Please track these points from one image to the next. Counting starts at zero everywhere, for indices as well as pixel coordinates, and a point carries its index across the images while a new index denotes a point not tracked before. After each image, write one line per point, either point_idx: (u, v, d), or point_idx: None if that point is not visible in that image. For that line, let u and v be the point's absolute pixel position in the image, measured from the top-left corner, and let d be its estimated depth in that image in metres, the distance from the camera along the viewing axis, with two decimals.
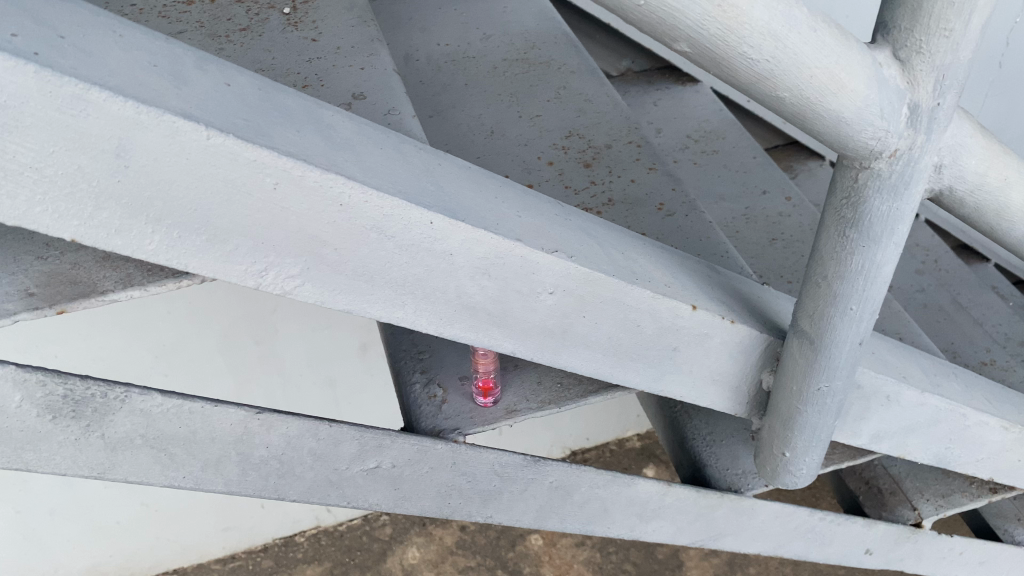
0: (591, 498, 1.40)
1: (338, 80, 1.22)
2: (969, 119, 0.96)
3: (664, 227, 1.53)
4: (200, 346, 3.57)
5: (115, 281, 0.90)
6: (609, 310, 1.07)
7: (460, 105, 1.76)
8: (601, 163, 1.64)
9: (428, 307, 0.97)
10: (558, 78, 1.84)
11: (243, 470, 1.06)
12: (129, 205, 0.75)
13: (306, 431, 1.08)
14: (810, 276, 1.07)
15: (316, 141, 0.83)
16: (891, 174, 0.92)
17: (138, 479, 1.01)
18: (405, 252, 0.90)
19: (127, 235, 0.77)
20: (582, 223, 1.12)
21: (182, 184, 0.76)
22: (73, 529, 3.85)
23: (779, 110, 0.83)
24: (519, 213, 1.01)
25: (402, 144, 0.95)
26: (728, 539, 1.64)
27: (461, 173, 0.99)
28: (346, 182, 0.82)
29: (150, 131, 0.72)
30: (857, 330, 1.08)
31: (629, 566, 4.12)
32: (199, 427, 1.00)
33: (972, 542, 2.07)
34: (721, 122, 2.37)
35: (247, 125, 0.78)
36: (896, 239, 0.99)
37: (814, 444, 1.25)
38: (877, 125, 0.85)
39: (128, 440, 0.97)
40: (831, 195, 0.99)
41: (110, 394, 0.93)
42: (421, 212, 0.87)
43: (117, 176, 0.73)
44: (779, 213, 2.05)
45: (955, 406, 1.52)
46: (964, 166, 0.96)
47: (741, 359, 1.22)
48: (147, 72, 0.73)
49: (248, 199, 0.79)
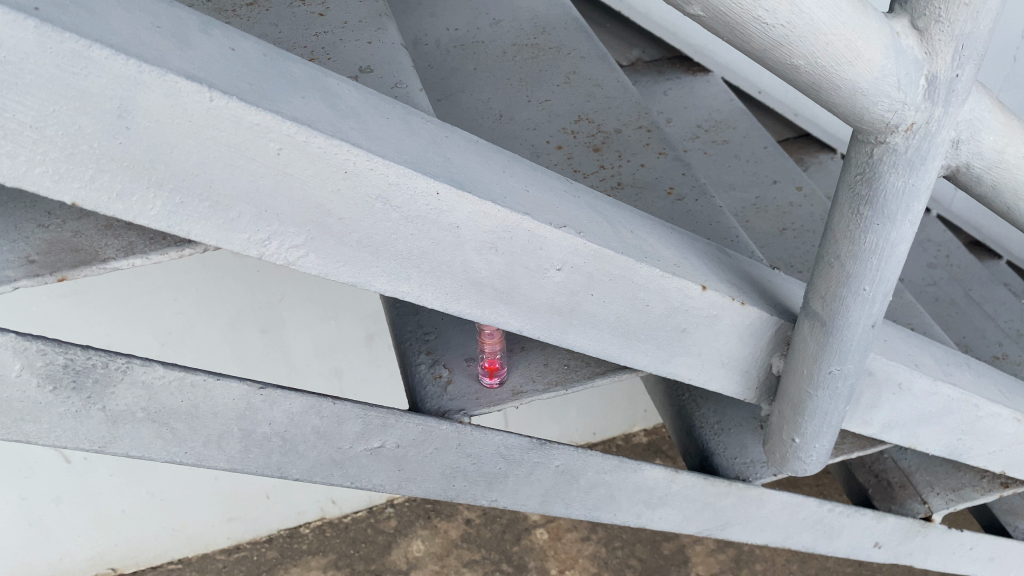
0: (597, 483, 1.39)
1: (344, 54, 1.20)
2: (988, 93, 0.94)
3: (674, 211, 1.52)
4: (207, 334, 3.56)
5: (117, 249, 0.89)
6: (618, 289, 1.06)
7: (469, 89, 1.75)
8: (610, 147, 1.63)
9: (434, 282, 0.95)
10: (567, 63, 1.82)
11: (246, 447, 1.05)
12: (131, 168, 0.74)
13: (309, 409, 1.06)
14: (823, 256, 1.05)
15: (322, 108, 0.82)
16: (907, 149, 0.90)
17: (138, 454, 1.00)
18: (410, 223, 0.89)
19: (129, 199, 0.76)
20: (591, 201, 1.10)
21: (184, 148, 0.75)
22: (79, 517, 3.86)
23: (793, 79, 0.81)
24: (527, 188, 0.99)
25: (410, 115, 0.94)
26: (736, 529, 1.63)
27: (470, 147, 0.98)
28: (351, 148, 0.81)
29: (152, 91, 0.70)
30: (870, 311, 1.07)
31: (634, 562, 4.09)
32: (201, 401, 0.99)
33: (983, 537, 2.05)
34: (732, 112, 2.35)
35: (253, 89, 0.76)
36: (912, 217, 0.97)
37: (825, 430, 1.23)
38: (893, 96, 0.84)
39: (130, 413, 0.96)
40: (845, 171, 0.98)
41: (111, 365, 0.92)
42: (427, 181, 0.86)
43: (118, 138, 0.72)
44: (790, 203, 2.03)
45: (967, 395, 1.49)
46: (982, 142, 0.95)
47: (751, 343, 1.21)
48: (150, 33, 0.72)
49: (251, 164, 0.78)
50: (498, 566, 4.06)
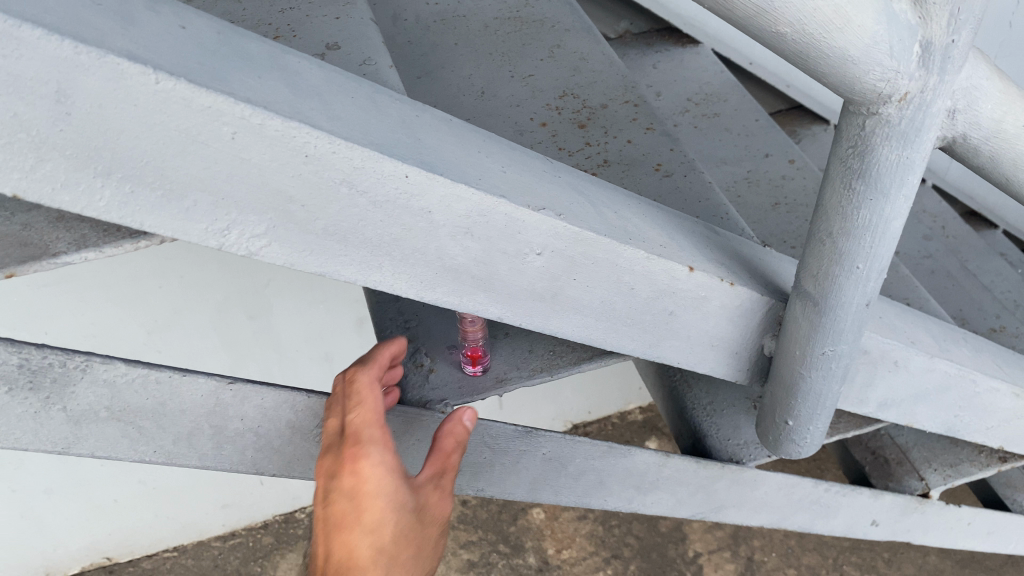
0: (586, 469, 1.37)
1: (311, 30, 1.15)
2: (986, 59, 0.89)
3: (662, 189, 1.48)
4: (194, 321, 3.52)
5: (68, 242, 0.84)
6: (601, 271, 1.01)
7: (450, 65, 1.68)
8: (596, 124, 1.58)
9: (408, 270, 0.91)
10: (551, 37, 1.77)
11: (218, 444, 1.02)
12: (75, 156, 0.69)
13: (283, 403, 1.03)
14: (814, 234, 1.01)
15: (280, 88, 0.77)
16: (901, 120, 0.86)
17: (105, 454, 0.96)
18: (379, 209, 0.84)
19: (75, 190, 0.71)
20: (573, 180, 1.05)
21: (131, 134, 0.70)
22: (71, 508, 3.83)
23: (779, 48, 0.77)
24: (504, 168, 0.95)
25: (377, 94, 0.89)
26: (731, 511, 1.60)
27: (442, 126, 0.93)
28: (310, 130, 0.75)
29: (92, 74, 0.65)
30: (864, 290, 1.03)
31: (632, 540, 4.09)
32: (167, 399, 0.95)
33: (981, 512, 2.02)
34: (723, 85, 2.29)
35: (203, 70, 0.71)
36: (907, 191, 0.93)
37: (819, 412, 1.20)
38: (885, 65, 0.79)
39: (92, 413, 0.92)
40: (837, 144, 0.93)
41: (69, 364, 0.88)
42: (395, 164, 0.81)
43: (59, 125, 0.67)
44: (782, 176, 1.99)
45: (964, 371, 1.46)
46: (979, 112, 0.90)
47: (741, 324, 1.17)
48: (89, 11, 0.67)
49: (204, 149, 0.73)
50: (495, 547, 4.04)
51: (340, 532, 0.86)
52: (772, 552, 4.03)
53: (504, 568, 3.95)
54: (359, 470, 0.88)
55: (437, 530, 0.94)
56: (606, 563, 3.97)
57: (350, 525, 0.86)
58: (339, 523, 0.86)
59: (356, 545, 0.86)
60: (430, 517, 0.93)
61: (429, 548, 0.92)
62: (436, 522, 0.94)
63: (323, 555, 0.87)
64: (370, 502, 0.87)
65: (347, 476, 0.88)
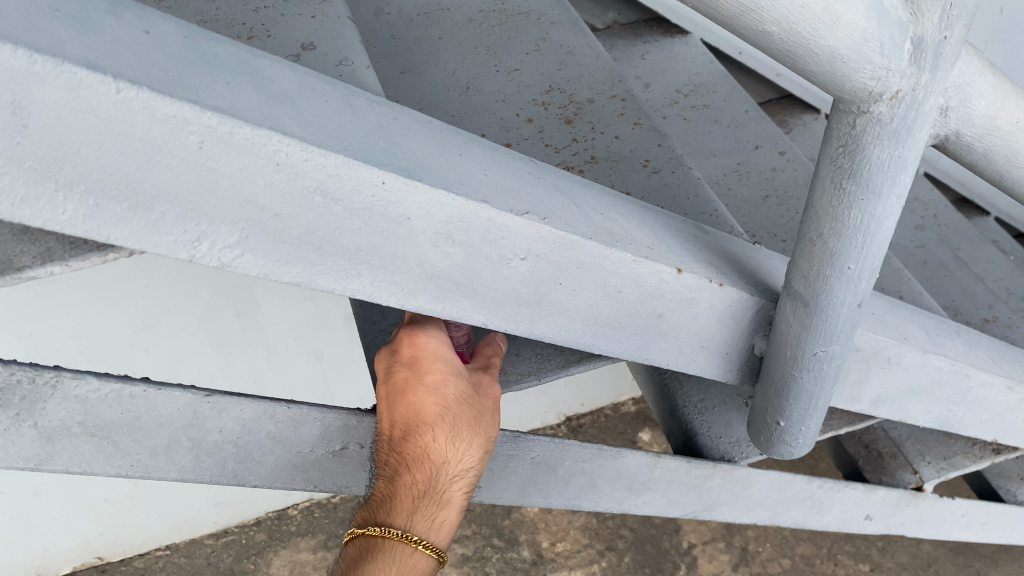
0: (577, 472, 1.35)
1: (285, 30, 1.12)
2: (979, 55, 0.87)
3: (650, 185, 1.45)
4: (181, 320, 3.50)
5: (34, 256, 0.81)
6: (588, 276, 0.99)
7: (433, 60, 1.64)
8: (582, 119, 1.55)
9: (387, 278, 0.88)
10: (537, 30, 1.73)
11: (198, 456, 0.99)
12: (34, 169, 0.67)
13: (263, 414, 1.01)
14: (805, 233, 0.99)
15: (249, 94, 0.74)
16: (892, 118, 0.84)
17: (80, 469, 0.93)
18: (356, 216, 0.82)
19: (36, 204, 0.68)
20: (557, 181, 1.03)
21: (93, 145, 0.67)
22: (60, 509, 3.80)
23: (767, 46, 0.74)
24: (486, 171, 0.92)
25: (353, 97, 0.86)
26: (723, 509, 1.59)
27: (420, 129, 0.90)
28: (282, 138, 0.73)
29: (49, 84, 0.62)
30: (856, 290, 1.00)
31: (626, 532, 4.09)
32: (143, 412, 0.93)
33: (975, 502, 2.02)
34: (712, 75, 2.26)
35: (167, 77, 0.68)
36: (899, 190, 0.91)
37: (811, 413, 1.18)
38: (876, 63, 0.77)
39: (65, 429, 0.89)
40: (826, 143, 0.91)
41: (39, 380, 0.85)
42: (371, 171, 0.78)
43: (16, 138, 0.64)
44: (772, 168, 1.97)
45: (958, 366, 1.44)
46: (972, 109, 0.88)
47: (731, 325, 1.15)
48: (46, 17, 0.64)
49: (169, 159, 0.71)
50: (489, 541, 4.03)
51: (406, 391, 1.06)
52: (767, 542, 4.04)
53: (498, 562, 3.94)
54: (417, 343, 1.08)
55: (489, 395, 1.13)
56: (600, 555, 3.97)
57: (413, 385, 1.06)
58: (406, 384, 1.06)
59: (420, 401, 1.06)
60: (480, 384, 1.13)
61: (483, 406, 1.11)
62: (488, 388, 1.14)
63: (395, 408, 1.07)
64: (429, 366, 1.07)
65: (406, 347, 1.08)
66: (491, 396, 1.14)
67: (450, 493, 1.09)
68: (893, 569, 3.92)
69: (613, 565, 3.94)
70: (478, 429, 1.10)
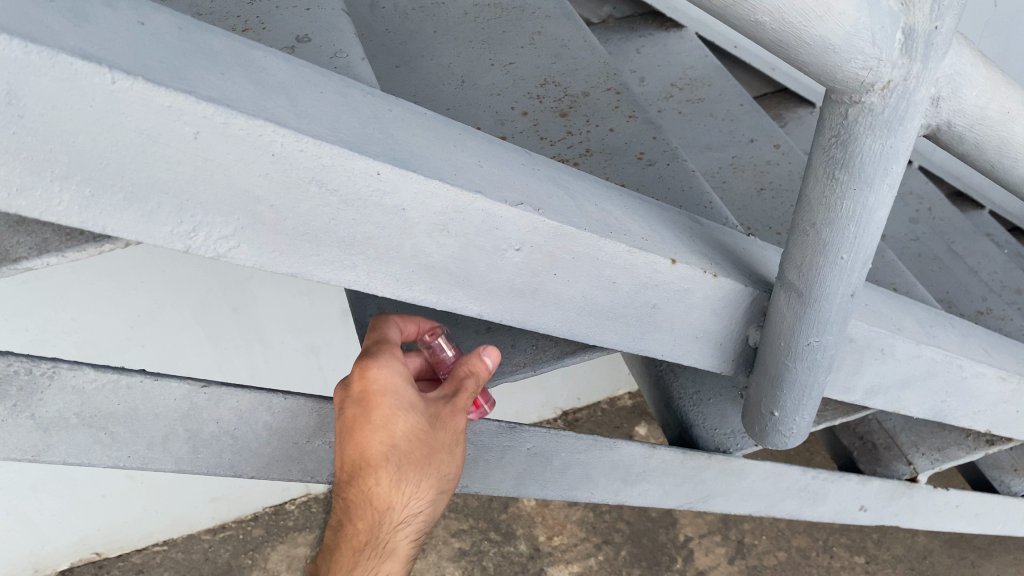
0: (572, 463, 1.36)
1: (280, 22, 1.13)
2: (969, 45, 0.87)
3: (644, 178, 1.46)
4: (176, 315, 3.50)
5: (30, 247, 0.81)
6: (582, 266, 0.99)
7: (428, 53, 1.64)
8: (577, 112, 1.56)
9: (382, 269, 0.89)
10: (531, 24, 1.74)
11: (194, 448, 1.00)
12: (30, 159, 0.67)
13: (259, 405, 1.01)
14: (798, 223, 1.00)
15: (244, 85, 0.74)
16: (884, 108, 0.84)
17: (77, 461, 0.94)
18: (351, 207, 0.82)
19: (32, 194, 0.69)
20: (552, 173, 1.03)
21: (89, 135, 0.68)
22: (57, 505, 3.80)
23: (758, 36, 0.74)
24: (481, 162, 0.93)
25: (348, 88, 0.86)
26: (718, 501, 1.59)
27: (415, 120, 0.90)
28: (277, 128, 0.73)
29: (44, 74, 0.63)
30: (849, 280, 1.01)
31: (623, 525, 4.10)
32: (140, 404, 0.94)
33: (969, 494, 2.03)
34: (707, 68, 2.27)
35: (163, 68, 0.69)
36: (891, 179, 0.91)
37: (805, 403, 1.19)
38: (868, 53, 0.77)
39: (62, 420, 0.90)
40: (819, 133, 0.92)
41: (36, 371, 0.86)
42: (365, 161, 0.79)
43: (12, 128, 0.65)
44: (767, 161, 1.97)
45: (951, 357, 1.45)
46: (963, 99, 0.88)
47: (726, 315, 1.15)
48: (41, 8, 0.64)
49: (165, 150, 0.71)
50: (487, 535, 4.04)
51: (353, 429, 1.02)
52: (763, 535, 4.06)
53: (495, 556, 3.95)
54: (368, 376, 1.03)
55: (448, 431, 1.07)
56: (597, 549, 3.98)
57: (359, 423, 1.01)
58: (353, 422, 1.02)
59: (365, 441, 1.01)
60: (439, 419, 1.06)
61: (437, 445, 1.05)
62: (449, 422, 1.07)
63: (343, 447, 1.03)
64: (377, 403, 1.02)
65: (358, 380, 1.04)
66: (452, 432, 1.07)
67: (395, 534, 1.07)
68: (888, 562, 3.94)
69: (610, 558, 3.95)
70: (428, 472, 1.04)
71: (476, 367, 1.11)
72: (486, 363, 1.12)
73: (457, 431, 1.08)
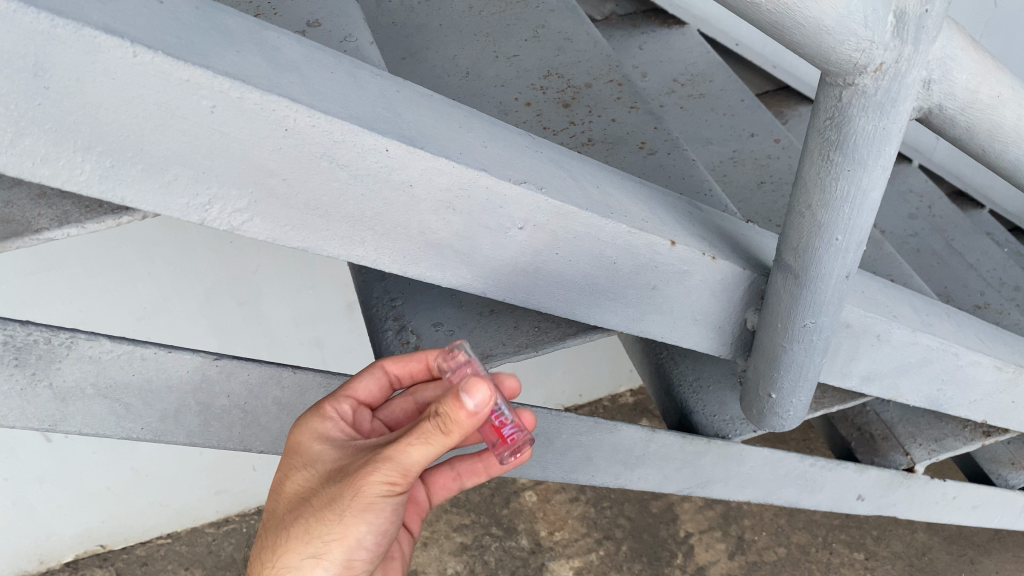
0: (573, 445, 1.39)
1: (291, 9, 1.16)
2: (960, 30, 0.90)
3: (646, 166, 1.49)
4: (183, 307, 3.53)
5: (50, 218, 0.84)
6: (584, 245, 1.02)
7: (434, 45, 1.67)
8: (580, 103, 1.59)
9: (389, 245, 0.92)
10: (535, 17, 1.76)
11: (205, 421, 1.04)
12: (55, 130, 0.70)
13: (268, 379, 1.06)
14: (795, 205, 1.02)
15: (259, 62, 0.77)
16: (877, 90, 0.87)
17: (92, 431, 0.97)
18: (360, 181, 0.85)
19: (55, 164, 0.71)
20: (555, 156, 1.06)
21: (110, 108, 0.70)
22: (62, 495, 3.84)
23: (755, 19, 0.77)
24: (485, 144, 0.95)
25: (358, 69, 0.89)
26: (717, 486, 1.62)
27: (422, 102, 0.93)
28: (290, 104, 0.76)
29: (68, 47, 0.65)
30: (843, 262, 1.04)
31: (624, 521, 4.12)
32: (154, 375, 0.97)
33: (966, 486, 2.05)
34: (709, 64, 2.29)
35: (181, 43, 0.71)
36: (884, 161, 0.94)
37: (801, 385, 1.21)
38: (861, 35, 0.80)
39: (79, 390, 0.93)
40: (814, 117, 0.94)
41: (54, 341, 0.89)
42: (375, 137, 0.81)
43: (37, 99, 0.67)
44: (767, 155, 2.00)
45: (947, 344, 1.47)
46: (954, 83, 0.91)
47: (724, 298, 1.18)
48: None
49: (182, 123, 0.74)
50: (488, 530, 4.07)
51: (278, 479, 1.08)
52: (762, 531, 4.08)
53: (497, 551, 3.98)
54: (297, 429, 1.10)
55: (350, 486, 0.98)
56: (598, 544, 4.00)
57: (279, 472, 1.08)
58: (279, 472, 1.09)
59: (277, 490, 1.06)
60: (348, 471, 1.01)
61: (324, 499, 0.99)
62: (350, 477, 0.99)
63: None
64: (290, 454, 1.07)
65: None
66: (345, 495, 0.98)
67: None
68: (888, 558, 3.95)
69: (611, 553, 3.97)
70: (307, 527, 0.99)
71: (451, 410, 0.94)
72: (467, 406, 0.94)
73: (352, 496, 0.98)
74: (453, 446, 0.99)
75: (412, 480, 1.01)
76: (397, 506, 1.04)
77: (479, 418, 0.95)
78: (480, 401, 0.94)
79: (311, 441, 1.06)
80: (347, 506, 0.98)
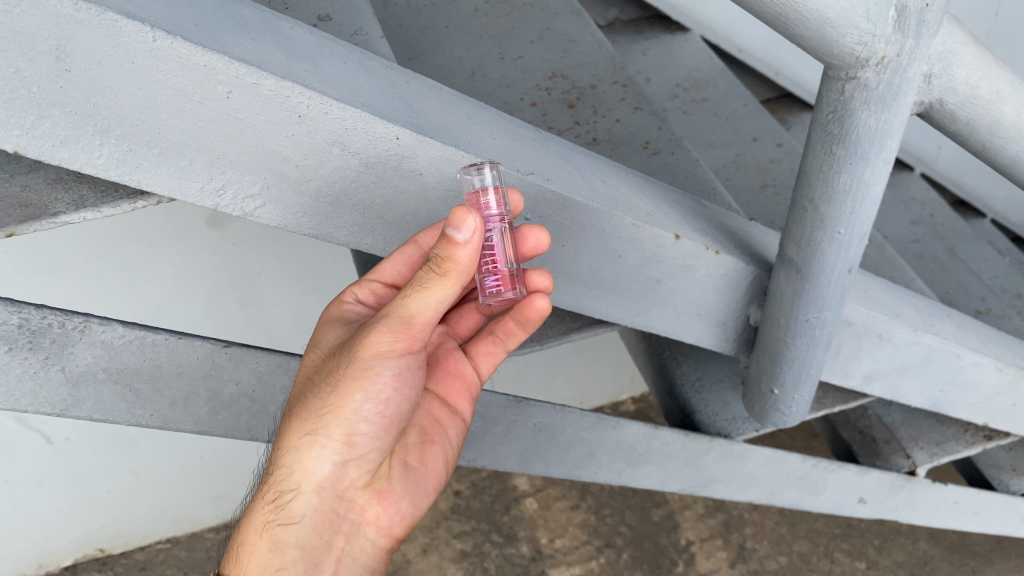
0: (576, 441, 1.41)
1: (302, 3, 1.17)
2: (961, 25, 0.92)
3: (650, 166, 1.54)
4: (185, 309, 3.55)
5: (67, 203, 0.86)
6: (589, 238, 1.04)
7: (440, 46, 1.68)
8: (585, 103, 1.61)
9: (397, 234, 0.94)
10: (540, 19, 1.77)
11: (214, 409, 1.07)
12: (73, 113, 0.71)
13: (277, 367, 1.10)
14: (798, 198, 1.04)
15: (272, 50, 0.78)
16: (878, 84, 0.88)
17: (103, 416, 0.99)
18: (370, 170, 0.86)
19: (74, 147, 0.73)
20: (560, 149, 1.08)
21: (129, 91, 0.72)
22: (62, 498, 3.86)
23: (759, 11, 0.79)
24: (493, 135, 0.97)
25: (369, 61, 0.91)
26: (719, 486, 1.63)
27: (432, 94, 0.95)
28: (304, 91, 0.77)
29: (90, 31, 0.67)
30: (847, 256, 1.05)
31: (624, 528, 4.12)
32: (164, 361, 1.00)
33: (967, 490, 2.05)
34: (712, 70, 2.31)
35: (198, 30, 0.73)
36: (886, 154, 0.95)
37: (804, 380, 1.22)
38: (863, 28, 0.81)
39: (91, 374, 0.95)
40: (817, 109, 0.96)
41: (69, 325, 0.91)
42: (387, 125, 0.83)
43: (58, 81, 0.69)
44: (770, 159, 2.02)
45: (949, 345, 1.48)
46: (954, 77, 0.92)
47: (727, 294, 1.19)
48: None
49: (199, 108, 0.75)
50: (489, 536, 4.09)
51: None
52: (764, 540, 4.07)
53: (497, 558, 3.98)
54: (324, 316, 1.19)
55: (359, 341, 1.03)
56: (598, 552, 3.99)
57: None
58: None
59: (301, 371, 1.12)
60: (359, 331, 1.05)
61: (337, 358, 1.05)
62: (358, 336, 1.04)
63: None
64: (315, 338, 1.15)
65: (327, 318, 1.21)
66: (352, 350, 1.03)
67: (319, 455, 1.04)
68: (889, 567, 3.94)
69: (611, 561, 3.96)
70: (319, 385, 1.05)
71: (446, 247, 0.93)
72: (456, 239, 0.92)
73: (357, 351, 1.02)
74: (453, 286, 0.98)
75: (411, 337, 1.02)
76: (400, 368, 1.05)
77: (472, 247, 0.93)
78: (470, 231, 0.92)
79: (329, 328, 1.15)
80: (346, 366, 1.03)
